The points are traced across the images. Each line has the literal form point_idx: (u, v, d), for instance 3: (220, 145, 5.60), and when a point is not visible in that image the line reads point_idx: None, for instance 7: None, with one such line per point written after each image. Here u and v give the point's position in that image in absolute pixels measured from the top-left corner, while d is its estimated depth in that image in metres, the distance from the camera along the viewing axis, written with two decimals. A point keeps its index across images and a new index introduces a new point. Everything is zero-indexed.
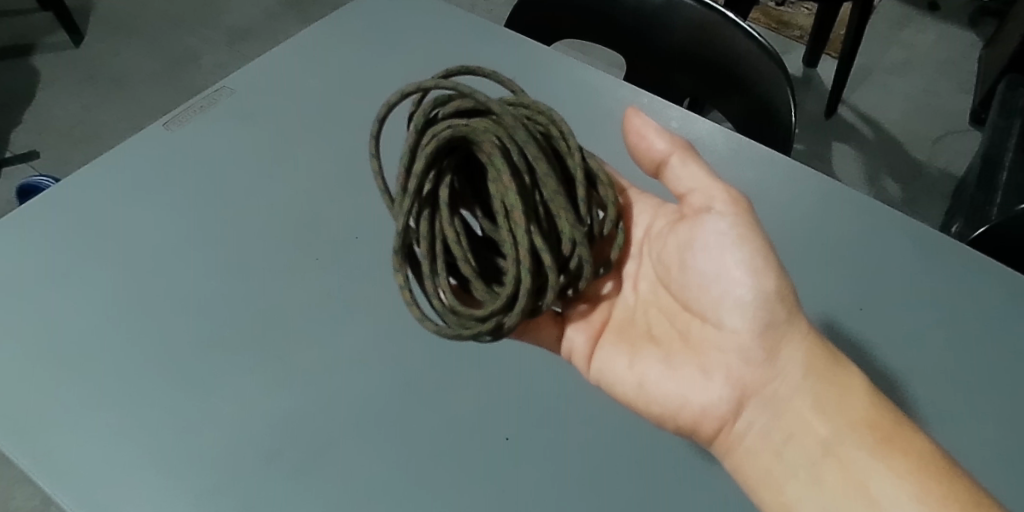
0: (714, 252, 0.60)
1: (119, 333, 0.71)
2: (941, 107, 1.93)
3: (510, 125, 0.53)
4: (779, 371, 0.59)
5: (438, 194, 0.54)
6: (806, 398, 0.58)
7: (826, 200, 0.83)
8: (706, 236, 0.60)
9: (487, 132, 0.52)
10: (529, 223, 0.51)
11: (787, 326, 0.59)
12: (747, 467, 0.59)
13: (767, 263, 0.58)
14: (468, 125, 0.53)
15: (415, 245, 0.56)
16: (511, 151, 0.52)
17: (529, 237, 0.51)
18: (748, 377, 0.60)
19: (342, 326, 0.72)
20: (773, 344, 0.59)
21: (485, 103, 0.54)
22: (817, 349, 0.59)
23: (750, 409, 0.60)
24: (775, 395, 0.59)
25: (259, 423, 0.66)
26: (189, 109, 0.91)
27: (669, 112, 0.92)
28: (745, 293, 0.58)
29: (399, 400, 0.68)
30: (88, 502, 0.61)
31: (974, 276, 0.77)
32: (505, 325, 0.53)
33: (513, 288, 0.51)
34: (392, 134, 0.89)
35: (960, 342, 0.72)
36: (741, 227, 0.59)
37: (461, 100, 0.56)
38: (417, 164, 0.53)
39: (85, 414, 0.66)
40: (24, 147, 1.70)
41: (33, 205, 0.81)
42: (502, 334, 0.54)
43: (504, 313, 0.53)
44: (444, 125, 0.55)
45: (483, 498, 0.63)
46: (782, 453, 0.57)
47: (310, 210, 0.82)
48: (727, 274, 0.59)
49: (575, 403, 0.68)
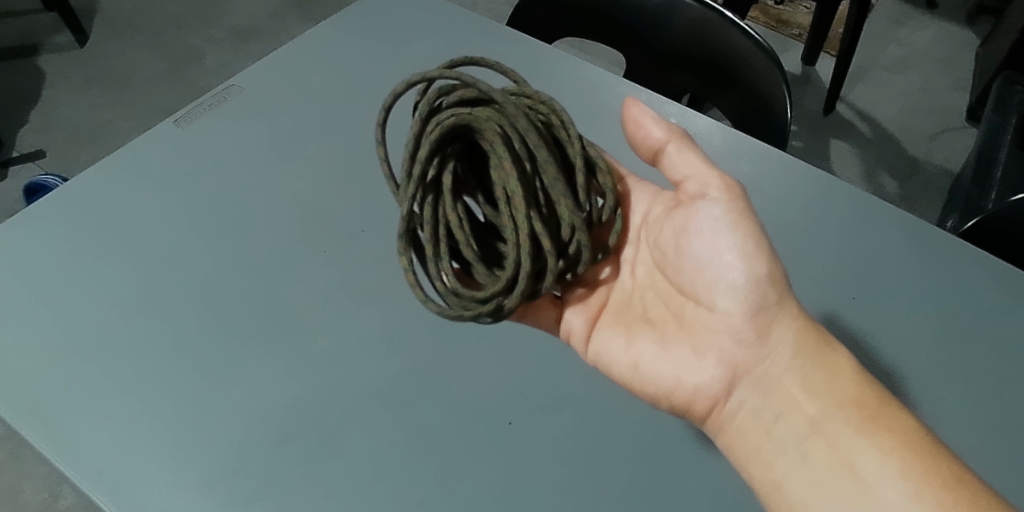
0: (708, 236, 0.61)
1: (132, 324, 0.73)
2: (938, 104, 1.93)
3: (512, 114, 0.54)
4: (769, 351, 0.61)
5: (442, 179, 0.55)
6: (796, 377, 0.59)
7: (822, 192, 0.84)
8: (701, 221, 0.62)
9: (489, 120, 0.54)
10: (530, 209, 0.52)
11: (778, 309, 0.60)
12: (738, 444, 0.60)
13: (759, 248, 0.60)
14: (471, 114, 0.54)
15: (418, 229, 0.57)
16: (513, 138, 0.53)
17: (529, 222, 0.52)
18: (740, 358, 0.61)
19: (349, 317, 0.74)
20: (764, 325, 0.61)
21: (486, 92, 0.55)
22: (807, 330, 0.60)
23: (741, 389, 0.61)
24: (766, 375, 0.60)
25: (270, 410, 0.68)
26: (199, 106, 0.93)
27: (666, 108, 0.93)
28: (738, 277, 0.60)
29: (406, 387, 0.70)
30: (105, 485, 0.64)
31: (967, 266, 0.78)
32: (505, 307, 0.54)
33: (513, 271, 0.53)
34: (396, 129, 0.91)
35: (953, 330, 0.73)
36: (735, 213, 0.61)
37: (465, 89, 0.57)
38: (422, 150, 0.54)
39: (103, 403, 0.68)
40: (31, 147, 1.73)
41: (49, 201, 0.84)
42: (502, 316, 0.56)
43: (504, 295, 0.54)
44: (446, 113, 0.56)
45: (489, 482, 0.65)
46: (771, 431, 0.59)
47: (317, 204, 0.84)
48: (720, 258, 0.61)
49: (575, 388, 0.70)
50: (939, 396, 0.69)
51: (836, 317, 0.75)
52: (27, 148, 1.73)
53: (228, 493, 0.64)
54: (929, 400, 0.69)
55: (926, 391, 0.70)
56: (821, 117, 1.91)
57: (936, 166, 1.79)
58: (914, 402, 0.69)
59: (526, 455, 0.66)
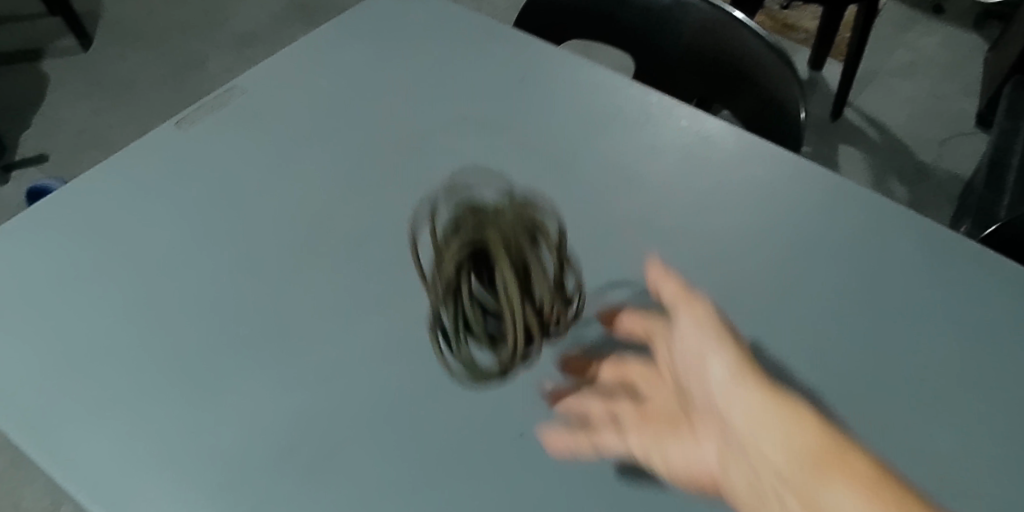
0: (684, 345, 0.56)
1: (133, 331, 0.72)
2: (947, 109, 1.91)
3: (515, 242, 0.58)
4: (731, 407, 0.52)
5: (460, 286, 0.60)
6: (772, 434, 0.50)
7: (839, 195, 0.82)
8: (679, 334, 0.57)
9: (498, 251, 0.57)
10: (524, 301, 0.59)
11: (735, 375, 0.53)
12: (671, 449, 0.57)
13: (712, 321, 0.55)
14: (482, 237, 0.58)
15: (440, 326, 0.65)
16: (510, 283, 0.57)
17: (523, 313, 0.60)
18: (711, 428, 0.55)
19: (352, 324, 0.72)
20: (729, 387, 0.53)
21: (491, 220, 0.59)
22: (767, 393, 0.52)
23: (722, 456, 0.54)
24: (735, 434, 0.52)
25: (271, 419, 0.65)
26: (201, 109, 0.92)
27: (678, 111, 0.90)
28: (718, 369, 0.54)
29: (409, 396, 0.67)
30: (98, 499, 0.61)
31: (993, 272, 0.75)
32: (506, 368, 0.65)
33: (510, 353, 0.63)
34: (402, 134, 0.90)
35: (986, 340, 0.69)
36: (694, 318, 0.55)
37: (469, 218, 0.60)
38: (447, 267, 0.59)
39: (102, 413, 0.66)
40: (34, 150, 1.72)
41: (49, 205, 0.82)
42: (508, 376, 0.67)
43: (504, 361, 0.64)
44: (458, 240, 0.59)
45: (499, 497, 0.61)
46: (757, 490, 0.51)
47: (321, 208, 0.82)
48: (686, 345, 0.56)
49: (588, 398, 0.66)
50: (977, 405, 0.65)
51: (864, 323, 0.71)
52: (30, 152, 1.72)
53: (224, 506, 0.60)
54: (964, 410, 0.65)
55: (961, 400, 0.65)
56: (828, 122, 1.89)
57: (945, 172, 1.77)
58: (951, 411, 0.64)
59: (536, 469, 0.62)
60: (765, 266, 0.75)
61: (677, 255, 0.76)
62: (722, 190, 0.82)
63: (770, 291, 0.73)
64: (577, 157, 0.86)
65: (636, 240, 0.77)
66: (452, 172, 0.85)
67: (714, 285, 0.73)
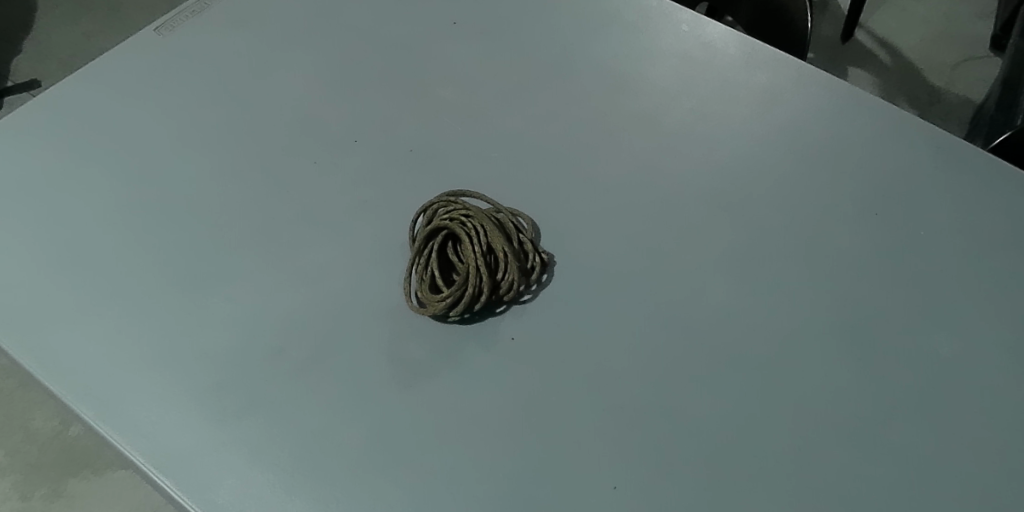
0: None
1: (116, 237, 0.71)
2: (962, 32, 1.83)
3: (482, 223, 0.65)
4: None
5: (426, 246, 0.66)
6: None
7: (844, 99, 0.78)
8: None
9: (464, 229, 0.65)
10: (476, 252, 0.64)
11: None
12: None
13: None
14: (453, 217, 0.66)
15: None
16: (472, 243, 0.64)
17: (474, 261, 0.64)
18: None
19: (335, 231, 0.70)
20: None
21: (467, 207, 0.67)
22: None
23: None
24: None
25: (253, 323, 0.64)
26: (182, 13, 0.89)
27: (680, 15, 0.85)
28: None
29: (397, 302, 0.65)
30: (83, 395, 0.61)
31: (996, 181, 0.72)
32: (469, 298, 0.63)
33: (465, 293, 0.63)
34: (388, 42, 0.86)
35: (979, 251, 0.68)
36: None
37: (449, 208, 0.68)
38: (418, 237, 0.66)
39: (87, 314, 0.66)
40: (25, 76, 1.68)
41: (33, 111, 0.81)
42: (474, 316, 0.64)
43: (464, 287, 0.63)
44: (433, 221, 0.67)
45: (490, 401, 0.60)
46: None
47: (303, 115, 0.80)
48: None
49: (578, 305, 0.65)
50: (966, 321, 0.64)
51: (857, 233, 0.69)
52: (22, 78, 1.67)
53: (208, 405, 0.60)
54: (956, 324, 0.64)
55: (954, 314, 0.64)
56: (839, 43, 1.82)
57: (957, 97, 1.71)
58: (941, 325, 0.64)
59: (528, 371, 0.61)
60: (762, 177, 0.73)
61: (674, 164, 0.74)
62: (723, 99, 0.79)
63: (761, 200, 0.72)
64: (572, 66, 0.82)
65: (631, 150, 0.75)
66: (442, 81, 0.82)
67: (708, 197, 0.72)
